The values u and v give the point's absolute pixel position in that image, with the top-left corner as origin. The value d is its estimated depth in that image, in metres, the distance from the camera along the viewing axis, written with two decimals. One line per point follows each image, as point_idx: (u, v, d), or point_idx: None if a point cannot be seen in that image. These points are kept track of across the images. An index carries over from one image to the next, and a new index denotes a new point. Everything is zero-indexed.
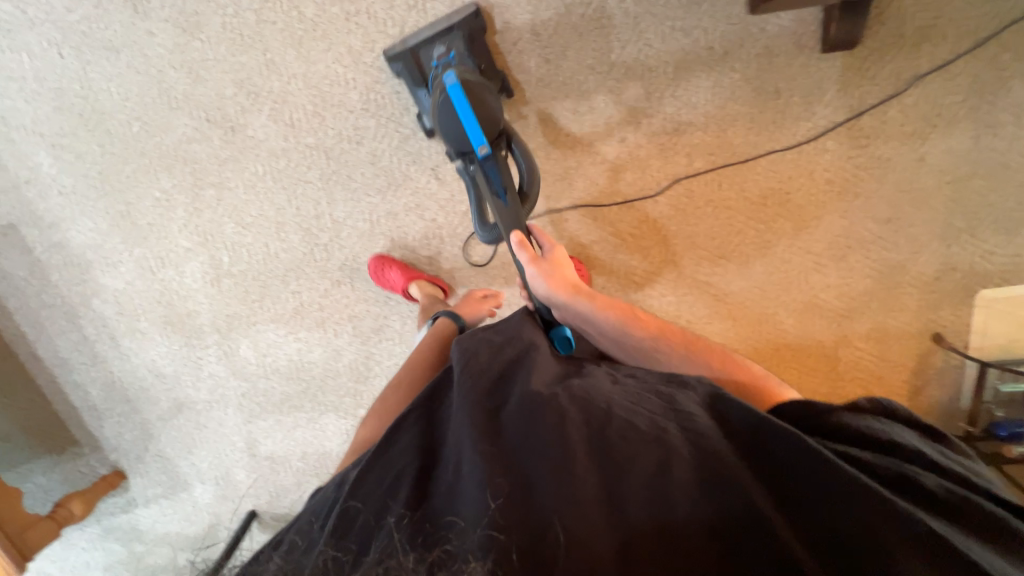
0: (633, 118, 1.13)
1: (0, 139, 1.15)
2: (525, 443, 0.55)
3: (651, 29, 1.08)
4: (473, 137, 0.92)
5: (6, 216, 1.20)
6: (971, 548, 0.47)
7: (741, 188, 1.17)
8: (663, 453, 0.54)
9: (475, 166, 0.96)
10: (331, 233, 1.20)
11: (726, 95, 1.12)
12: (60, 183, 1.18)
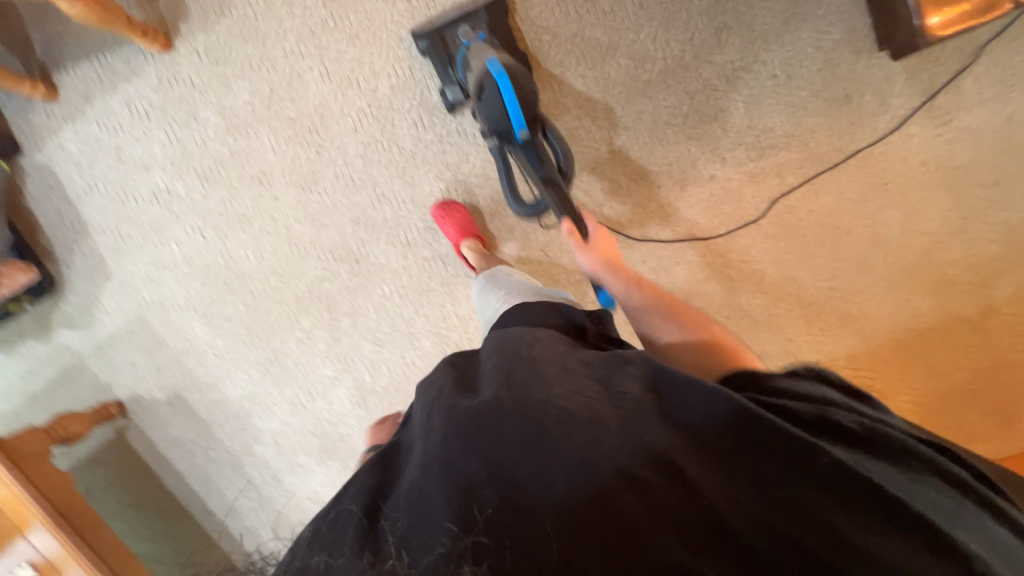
0: (717, 156, 1.19)
1: (160, 321, 1.29)
2: (471, 437, 0.52)
3: (714, 75, 1.16)
4: (516, 122, 0.97)
5: (172, 388, 1.31)
6: (890, 478, 0.52)
7: (838, 191, 1.20)
8: (614, 425, 0.53)
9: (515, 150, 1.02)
10: (460, 329, 1.28)
11: (800, 112, 1.17)
12: (215, 347, 1.29)
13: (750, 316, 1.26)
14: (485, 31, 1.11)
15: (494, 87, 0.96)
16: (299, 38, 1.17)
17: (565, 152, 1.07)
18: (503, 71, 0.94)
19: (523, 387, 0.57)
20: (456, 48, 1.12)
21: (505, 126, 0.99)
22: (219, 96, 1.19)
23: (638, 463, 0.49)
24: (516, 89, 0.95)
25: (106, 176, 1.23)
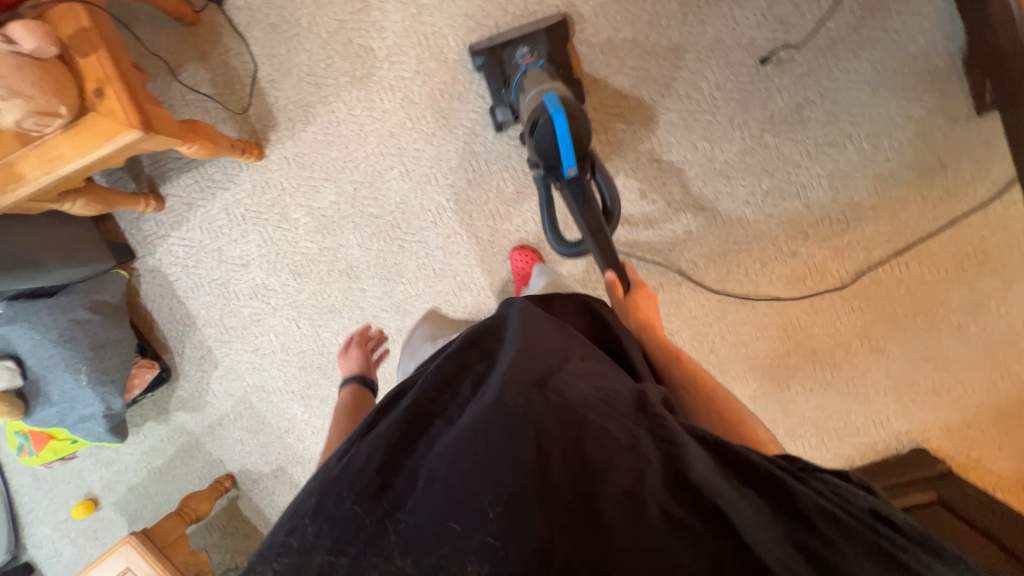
0: (800, 231, 1.17)
1: (263, 402, 1.39)
2: (507, 445, 0.49)
3: (795, 152, 1.14)
4: (566, 157, 0.89)
5: (276, 461, 1.43)
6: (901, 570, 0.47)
7: (931, 259, 1.16)
8: (642, 465, 0.49)
9: (559, 187, 0.95)
10: None
11: (888, 182, 1.13)
12: (313, 425, 1.39)
13: (835, 387, 1.24)
14: (544, 57, 1.10)
15: (549, 123, 0.88)
16: (380, 140, 1.22)
17: (614, 195, 0.99)
18: (560, 111, 0.87)
19: (564, 402, 0.54)
20: (512, 70, 1.12)
21: (552, 164, 0.92)
22: (307, 198, 1.26)
23: (646, 509, 0.46)
24: (569, 125, 0.87)
25: (210, 276, 1.33)
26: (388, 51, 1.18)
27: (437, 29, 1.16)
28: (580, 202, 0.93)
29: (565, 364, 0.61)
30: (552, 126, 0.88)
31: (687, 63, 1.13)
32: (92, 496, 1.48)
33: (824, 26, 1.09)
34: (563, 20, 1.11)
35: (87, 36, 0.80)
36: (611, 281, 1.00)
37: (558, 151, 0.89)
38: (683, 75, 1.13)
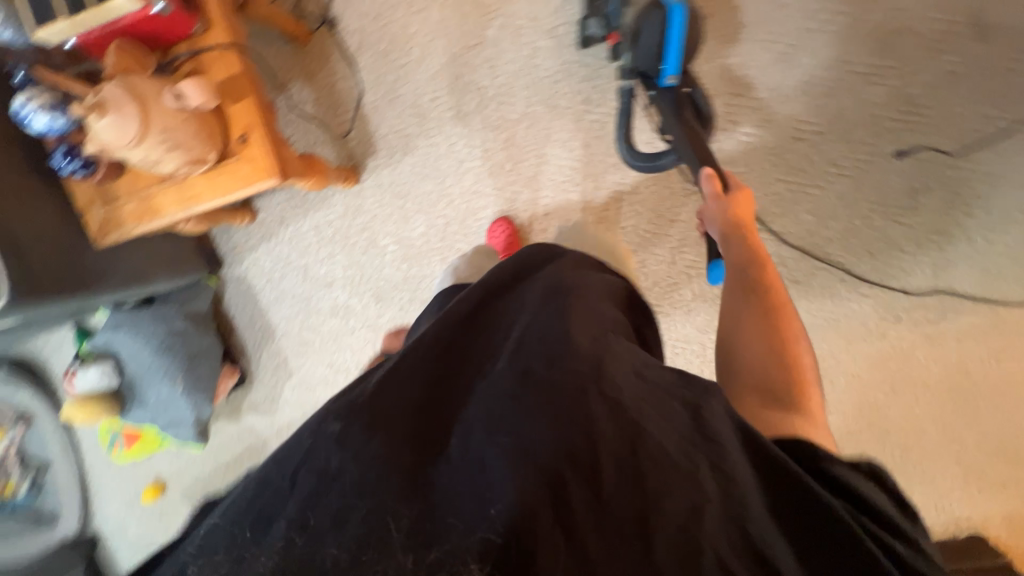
0: (893, 314, 1.16)
1: None
2: (541, 436, 0.43)
3: (902, 236, 1.12)
4: (669, 63, 0.94)
5: None
6: None
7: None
8: (698, 499, 0.43)
9: (654, 92, 0.98)
10: None
11: (995, 277, 1.11)
12: None
13: (904, 469, 1.24)
14: None
15: (662, 19, 0.89)
16: (478, 177, 1.21)
17: (709, 116, 1.00)
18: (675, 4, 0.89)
19: (612, 398, 0.48)
20: None
21: (653, 64, 0.95)
22: (398, 227, 1.27)
23: (700, 552, 0.41)
24: (680, 29, 0.91)
25: (293, 291, 1.35)
26: (498, 91, 1.16)
27: (551, 75, 1.14)
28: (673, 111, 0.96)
29: (607, 347, 0.54)
30: (664, 34, 0.91)
31: (803, 135, 1.10)
32: (160, 482, 1.52)
33: (954, 112, 1.05)
34: None
35: (235, 82, 0.80)
36: (710, 174, 0.86)
37: (663, 56, 0.93)
38: (798, 146, 1.11)
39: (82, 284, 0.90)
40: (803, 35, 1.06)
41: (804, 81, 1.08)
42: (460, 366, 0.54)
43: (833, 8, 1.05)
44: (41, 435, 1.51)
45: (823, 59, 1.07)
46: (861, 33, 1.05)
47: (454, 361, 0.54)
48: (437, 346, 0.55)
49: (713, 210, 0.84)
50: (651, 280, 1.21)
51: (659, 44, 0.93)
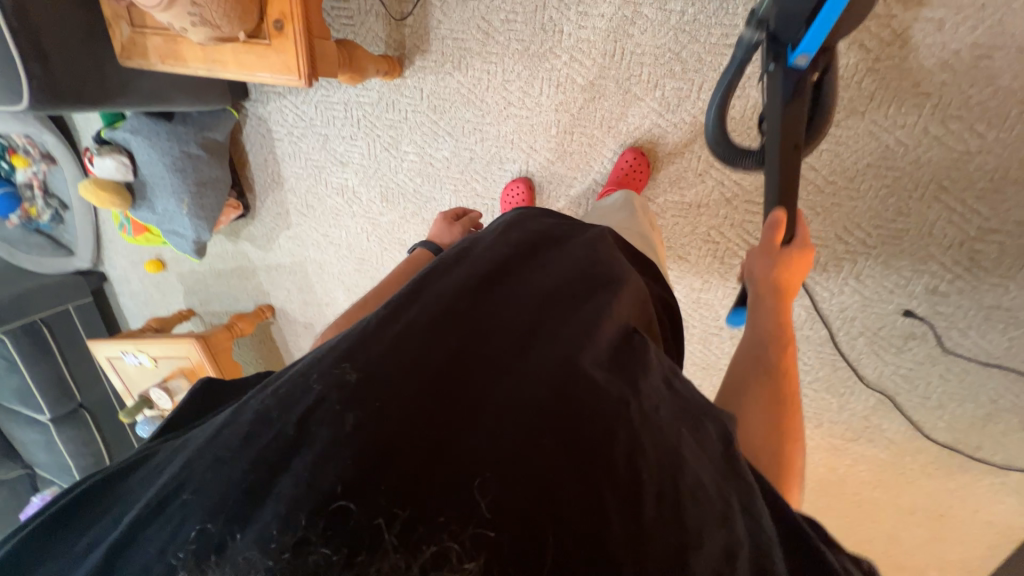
0: (816, 420, 1.22)
1: (316, 276, 1.54)
2: (555, 430, 0.39)
3: (871, 366, 1.12)
4: (812, 38, 0.65)
5: (307, 320, 1.64)
6: None
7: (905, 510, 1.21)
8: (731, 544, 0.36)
9: (775, 68, 0.71)
10: None
11: (927, 442, 1.13)
12: None
13: None
14: None
15: None
16: (517, 127, 1.13)
17: (819, 126, 0.79)
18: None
19: (649, 418, 0.42)
20: None
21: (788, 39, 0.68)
22: (424, 139, 1.22)
23: None
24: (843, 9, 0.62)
25: (308, 154, 1.35)
26: (578, 43, 1.02)
27: (640, 52, 0.99)
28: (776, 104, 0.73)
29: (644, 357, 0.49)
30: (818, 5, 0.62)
31: (848, 236, 1.03)
32: (161, 258, 1.73)
33: (1000, 285, 0.96)
34: None
35: None
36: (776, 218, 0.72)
37: (808, 26, 0.65)
38: (837, 242, 1.04)
39: (108, 95, 0.94)
40: (921, 135, 0.91)
41: (886, 184, 0.97)
42: (492, 322, 0.49)
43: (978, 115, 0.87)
44: (58, 183, 1.60)
45: (922, 171, 0.94)
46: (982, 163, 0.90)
47: (484, 313, 0.49)
48: (469, 282, 0.52)
49: (759, 257, 0.73)
50: None
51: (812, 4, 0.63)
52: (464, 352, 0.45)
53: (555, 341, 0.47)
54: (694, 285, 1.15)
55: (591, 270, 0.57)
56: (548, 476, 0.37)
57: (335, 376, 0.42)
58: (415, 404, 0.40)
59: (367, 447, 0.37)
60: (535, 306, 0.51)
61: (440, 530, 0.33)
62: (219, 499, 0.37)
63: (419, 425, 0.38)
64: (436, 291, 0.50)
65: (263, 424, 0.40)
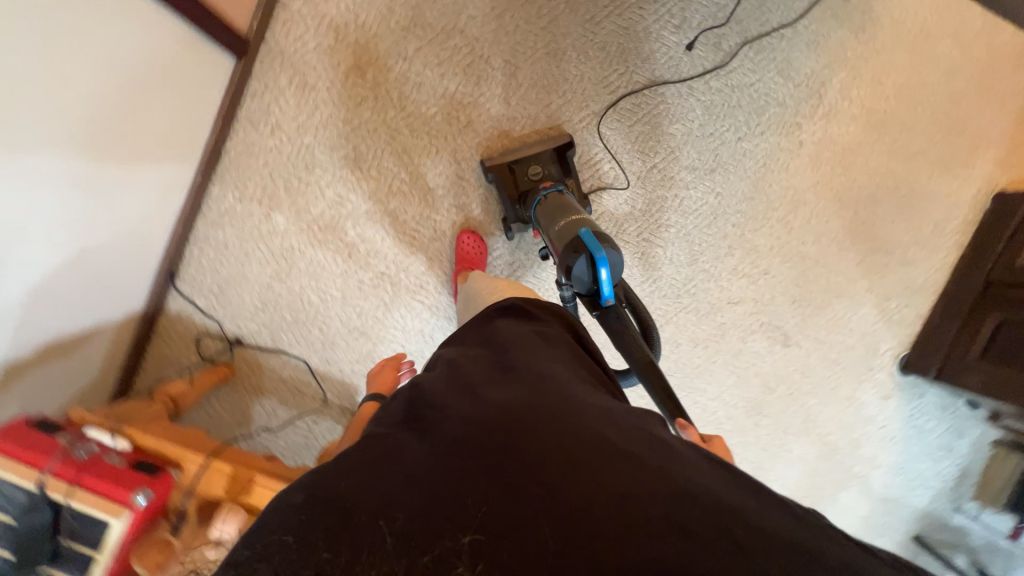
0: (792, 125, 1.25)
1: None
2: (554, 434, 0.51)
3: (743, 76, 1.22)
4: (607, 287, 0.86)
5: None
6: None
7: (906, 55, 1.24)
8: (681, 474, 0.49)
9: (598, 315, 0.88)
10: (723, 406, 1.36)
11: (823, 41, 1.23)
12: None
13: (905, 204, 1.31)
14: (553, 172, 1.17)
15: (591, 258, 0.86)
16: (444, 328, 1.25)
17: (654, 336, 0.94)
18: (619, 253, 0.88)
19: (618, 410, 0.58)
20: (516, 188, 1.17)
21: (591, 289, 0.88)
22: None
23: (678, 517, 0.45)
24: (615, 263, 0.87)
25: None
26: (398, 256, 1.22)
27: (420, 211, 1.22)
28: (623, 332, 0.84)
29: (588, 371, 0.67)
30: (597, 272, 0.86)
31: (620, 77, 1.20)
32: None
33: None
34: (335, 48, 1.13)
35: (239, 479, 0.87)
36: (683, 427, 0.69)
37: (597, 282, 0.86)
38: (623, 87, 1.20)
39: None
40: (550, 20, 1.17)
41: (582, 48, 1.19)
42: (480, 382, 0.60)
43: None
44: None
45: (576, 22, 1.18)
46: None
47: (476, 381, 0.60)
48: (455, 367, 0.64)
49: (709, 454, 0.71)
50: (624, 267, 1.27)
51: (593, 268, 0.86)
52: (453, 421, 0.53)
53: (515, 383, 0.59)
54: (627, 209, 1.25)
55: (540, 325, 0.75)
56: (546, 478, 0.47)
57: (371, 459, 0.50)
58: (429, 464, 0.48)
59: (404, 501, 0.45)
60: (491, 370, 0.63)
61: (446, 543, 0.42)
62: (307, 545, 0.43)
63: (435, 479, 0.47)
64: (416, 394, 0.60)
65: (325, 494, 0.47)
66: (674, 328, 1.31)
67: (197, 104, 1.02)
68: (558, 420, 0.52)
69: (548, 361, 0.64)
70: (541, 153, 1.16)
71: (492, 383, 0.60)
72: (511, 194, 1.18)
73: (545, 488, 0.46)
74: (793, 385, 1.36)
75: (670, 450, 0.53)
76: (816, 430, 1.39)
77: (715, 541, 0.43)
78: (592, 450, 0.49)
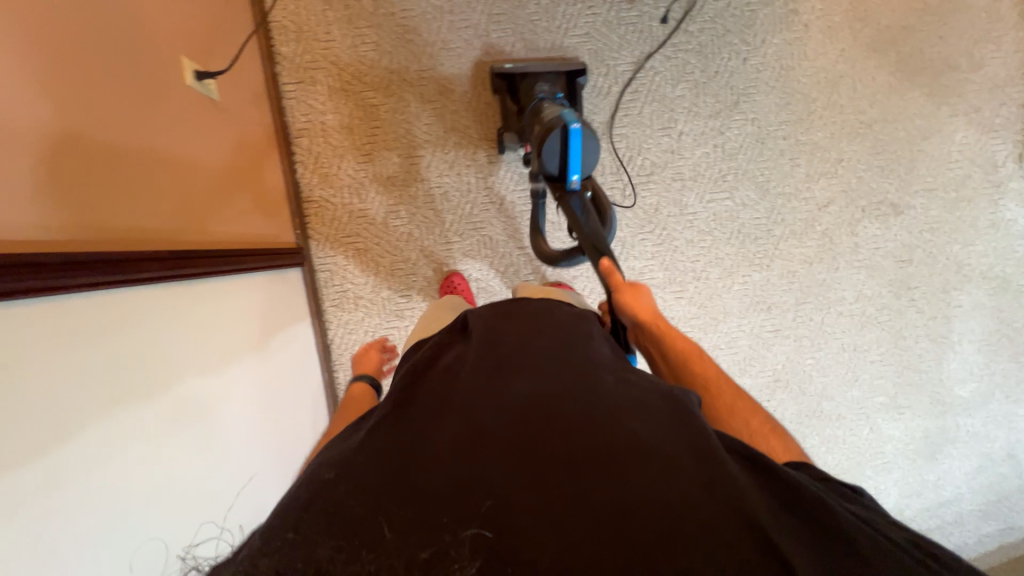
0: (789, 15, 1.19)
1: None
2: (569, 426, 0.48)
3: (719, 0, 1.18)
4: (572, 168, 0.89)
5: None
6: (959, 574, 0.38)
7: None
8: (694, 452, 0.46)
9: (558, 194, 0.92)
10: (869, 301, 1.30)
11: None
12: None
13: (946, 13, 1.20)
14: (553, 83, 1.10)
15: (563, 134, 0.88)
16: None
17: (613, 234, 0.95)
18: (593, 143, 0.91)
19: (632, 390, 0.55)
20: (523, 99, 1.09)
21: (558, 168, 0.91)
22: None
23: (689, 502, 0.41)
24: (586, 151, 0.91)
25: None
26: None
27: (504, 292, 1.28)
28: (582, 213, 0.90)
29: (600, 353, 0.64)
30: (568, 151, 0.88)
31: (608, 76, 1.19)
32: None
33: None
34: (364, 205, 1.20)
35: None
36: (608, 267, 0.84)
37: (564, 160, 0.89)
38: (617, 82, 1.19)
39: None
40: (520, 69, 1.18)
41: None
42: (494, 373, 0.58)
43: (499, 39, 1.17)
44: None
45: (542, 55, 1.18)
46: (528, 18, 1.16)
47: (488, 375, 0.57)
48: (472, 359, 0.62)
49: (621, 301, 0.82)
50: (706, 233, 1.26)
51: (564, 147, 0.89)
52: (466, 417, 0.50)
53: (533, 374, 0.57)
54: (679, 184, 1.24)
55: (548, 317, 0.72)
56: (563, 469, 0.44)
57: (385, 450, 0.47)
58: (450, 458, 0.45)
59: (415, 495, 0.42)
60: (510, 360, 0.60)
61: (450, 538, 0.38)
62: (316, 542, 0.38)
63: (455, 476, 0.43)
64: (437, 387, 0.57)
65: (338, 483, 0.43)
66: (782, 260, 1.28)
67: (295, 321, 1.13)
68: (575, 413, 0.50)
69: (569, 357, 0.61)
70: (551, 74, 1.10)
71: (506, 373, 0.58)
72: (508, 93, 1.12)
73: (557, 477, 0.43)
74: (927, 245, 1.28)
75: (683, 431, 0.48)
76: (975, 272, 1.30)
77: (726, 526, 0.40)
78: (602, 443, 0.46)
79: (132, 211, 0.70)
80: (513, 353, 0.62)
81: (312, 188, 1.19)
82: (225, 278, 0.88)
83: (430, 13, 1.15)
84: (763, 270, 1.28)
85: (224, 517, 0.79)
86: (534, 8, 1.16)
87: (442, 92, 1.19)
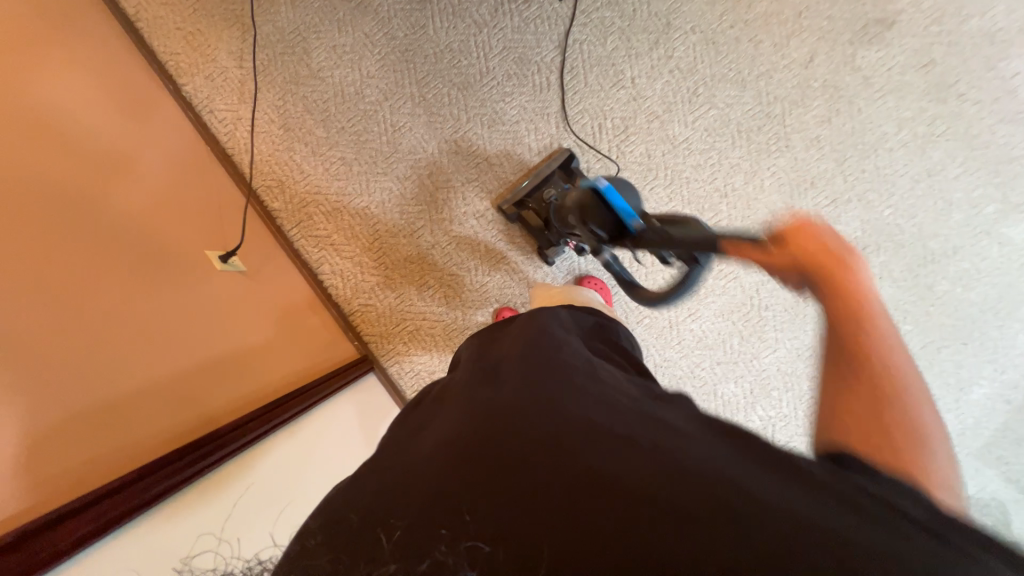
0: None
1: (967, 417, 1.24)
2: (549, 425, 0.47)
3: None
4: (624, 213, 0.82)
5: None
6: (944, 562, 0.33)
7: None
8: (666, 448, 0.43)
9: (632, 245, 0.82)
10: (914, 122, 1.19)
11: None
12: (985, 356, 1.22)
13: None
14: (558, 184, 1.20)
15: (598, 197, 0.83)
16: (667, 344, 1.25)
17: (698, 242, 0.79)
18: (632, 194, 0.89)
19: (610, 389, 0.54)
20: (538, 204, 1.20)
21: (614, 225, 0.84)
22: (732, 405, 1.25)
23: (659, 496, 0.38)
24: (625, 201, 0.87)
25: None
26: None
27: None
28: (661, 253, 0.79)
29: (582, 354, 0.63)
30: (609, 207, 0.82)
31: (542, 69, 1.23)
32: None
33: None
34: (398, 292, 1.28)
35: None
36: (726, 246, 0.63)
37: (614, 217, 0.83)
38: (552, 69, 1.23)
39: None
40: (466, 109, 1.25)
41: (501, 91, 1.24)
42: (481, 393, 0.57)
43: (435, 96, 1.25)
44: None
45: (478, 87, 1.24)
46: (449, 64, 1.24)
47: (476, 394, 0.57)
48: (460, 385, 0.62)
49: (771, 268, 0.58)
50: (710, 151, 1.22)
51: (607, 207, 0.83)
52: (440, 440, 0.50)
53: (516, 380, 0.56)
54: (658, 122, 1.22)
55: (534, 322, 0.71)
56: (534, 471, 0.42)
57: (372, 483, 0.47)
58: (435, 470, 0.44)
59: (405, 512, 0.40)
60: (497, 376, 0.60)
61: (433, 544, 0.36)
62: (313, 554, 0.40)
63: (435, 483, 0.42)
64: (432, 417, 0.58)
65: (338, 510, 0.44)
66: (799, 132, 1.20)
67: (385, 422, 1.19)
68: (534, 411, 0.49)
69: (548, 360, 0.59)
70: (550, 175, 1.21)
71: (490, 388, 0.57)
72: (536, 226, 1.22)
73: (528, 479, 0.41)
74: (943, 35, 1.16)
75: (652, 426, 0.47)
76: (1009, 32, 1.16)
77: (698, 516, 0.37)
78: (576, 442, 0.44)
79: (119, 418, 0.64)
80: (504, 365, 0.62)
81: (349, 301, 1.27)
82: (304, 416, 0.93)
83: (371, 110, 1.27)
84: (784, 152, 1.21)
85: (238, 547, 0.66)
86: (449, 53, 1.24)
87: (412, 165, 1.28)
